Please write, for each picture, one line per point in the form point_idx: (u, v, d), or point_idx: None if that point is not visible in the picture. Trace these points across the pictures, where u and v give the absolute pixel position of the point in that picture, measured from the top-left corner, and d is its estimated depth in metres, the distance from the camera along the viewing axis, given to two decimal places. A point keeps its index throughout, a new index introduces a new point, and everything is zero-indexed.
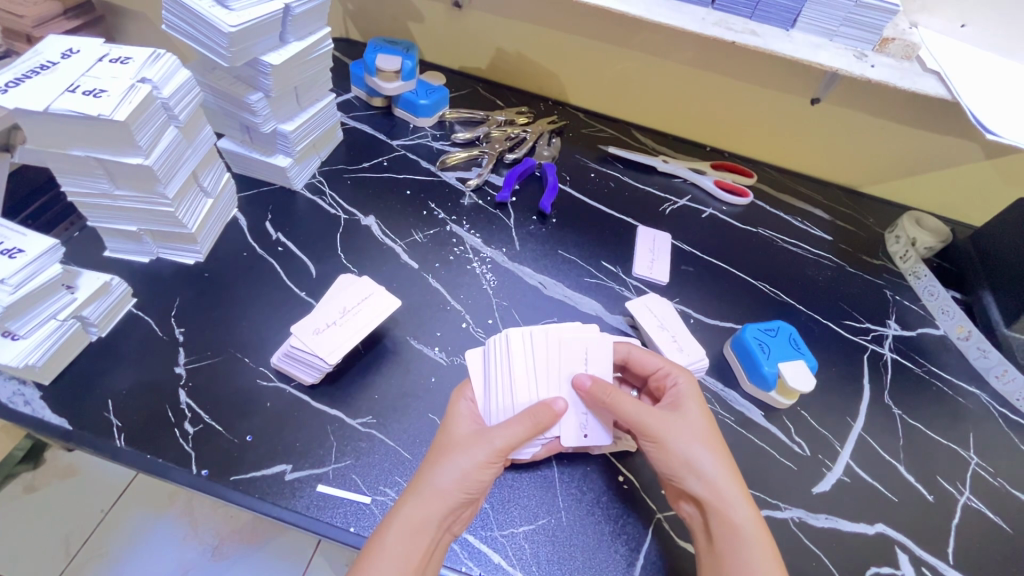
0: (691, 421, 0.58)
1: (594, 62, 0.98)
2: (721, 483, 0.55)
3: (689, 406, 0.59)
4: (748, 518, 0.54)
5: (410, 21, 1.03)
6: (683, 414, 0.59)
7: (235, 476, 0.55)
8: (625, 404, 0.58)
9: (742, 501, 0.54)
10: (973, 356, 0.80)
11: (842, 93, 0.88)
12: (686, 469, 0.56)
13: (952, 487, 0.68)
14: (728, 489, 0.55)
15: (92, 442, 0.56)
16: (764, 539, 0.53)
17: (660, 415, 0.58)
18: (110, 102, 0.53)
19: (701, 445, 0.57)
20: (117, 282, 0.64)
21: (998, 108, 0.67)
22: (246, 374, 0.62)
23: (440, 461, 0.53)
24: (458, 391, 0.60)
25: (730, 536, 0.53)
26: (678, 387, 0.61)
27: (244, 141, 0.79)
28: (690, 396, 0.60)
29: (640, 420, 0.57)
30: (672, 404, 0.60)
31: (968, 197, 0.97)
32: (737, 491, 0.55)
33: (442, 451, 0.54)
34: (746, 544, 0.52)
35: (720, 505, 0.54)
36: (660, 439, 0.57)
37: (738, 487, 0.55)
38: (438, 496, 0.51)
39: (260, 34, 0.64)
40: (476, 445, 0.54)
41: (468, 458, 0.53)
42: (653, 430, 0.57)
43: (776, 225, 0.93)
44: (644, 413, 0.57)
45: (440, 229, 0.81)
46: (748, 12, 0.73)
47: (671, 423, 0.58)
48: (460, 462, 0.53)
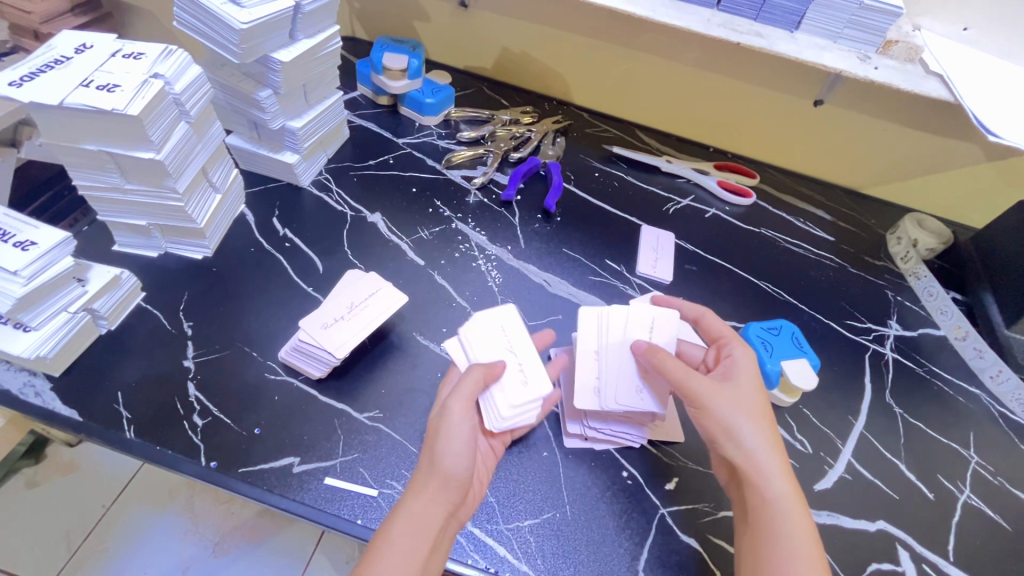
0: (740, 393, 0.58)
1: (598, 62, 0.98)
2: (762, 454, 0.55)
3: (739, 378, 0.60)
4: (784, 492, 0.54)
5: (416, 21, 1.04)
6: (734, 385, 0.59)
7: (243, 468, 0.56)
8: (677, 365, 0.59)
9: (778, 475, 0.54)
10: (969, 356, 0.81)
11: (845, 94, 0.89)
12: (727, 437, 0.56)
13: (952, 485, 0.68)
14: (768, 462, 0.55)
15: (101, 434, 0.57)
16: (800, 514, 0.52)
17: (709, 382, 0.59)
18: (124, 96, 0.54)
19: (744, 415, 0.57)
20: (127, 275, 0.64)
21: (998, 109, 0.68)
22: (254, 367, 0.63)
23: (434, 449, 0.54)
24: (444, 381, 0.61)
25: (764, 505, 0.53)
26: (733, 358, 0.62)
27: (252, 138, 0.80)
28: (745, 368, 0.61)
29: (688, 382, 0.58)
30: (723, 373, 0.61)
31: (970, 199, 0.97)
32: (777, 464, 0.55)
33: (433, 436, 0.55)
34: (784, 516, 0.52)
35: (756, 475, 0.54)
36: (705, 405, 0.58)
37: (780, 462, 0.55)
38: (440, 481, 0.52)
39: (271, 30, 0.65)
40: (457, 421, 0.54)
41: (455, 438, 0.53)
42: (701, 394, 0.58)
43: (777, 225, 0.94)
44: (693, 377, 0.59)
45: (446, 226, 0.82)
46: (753, 14, 0.74)
47: (719, 390, 0.58)
48: (453, 444, 0.53)
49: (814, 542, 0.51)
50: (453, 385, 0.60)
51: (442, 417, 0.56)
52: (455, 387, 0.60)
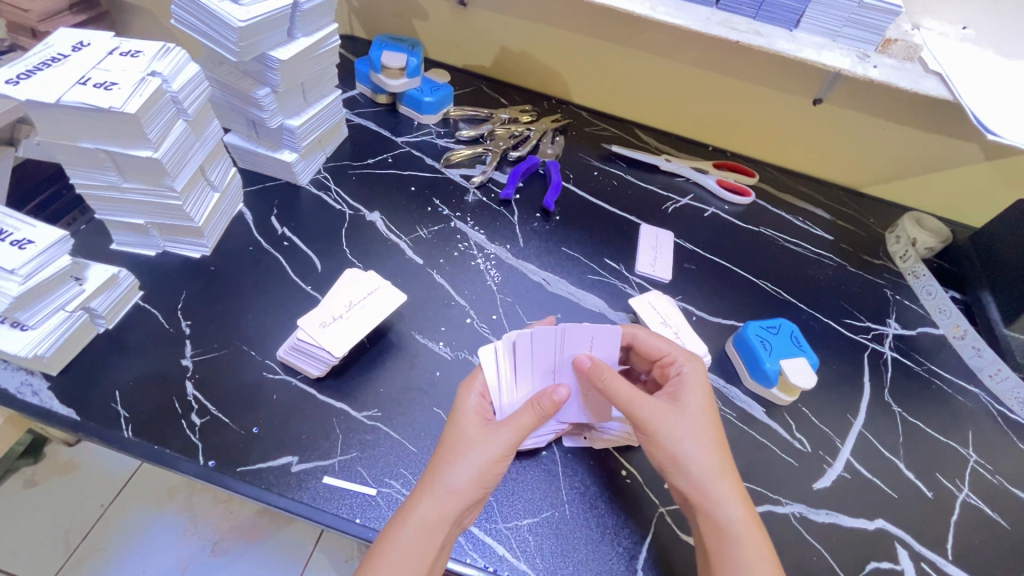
0: (691, 416, 0.58)
1: (597, 61, 0.98)
2: (713, 481, 0.55)
3: (689, 399, 0.59)
4: (738, 518, 0.53)
5: (415, 19, 1.03)
6: (683, 407, 0.58)
7: (242, 467, 0.56)
8: (623, 390, 0.58)
9: (731, 501, 0.54)
10: (968, 355, 0.81)
11: (844, 93, 0.89)
12: (676, 465, 0.56)
13: (951, 484, 0.68)
14: (720, 489, 0.55)
15: (99, 433, 0.56)
16: (754, 541, 0.53)
17: (656, 407, 0.58)
18: (121, 94, 0.54)
19: (693, 441, 0.56)
20: (125, 274, 0.64)
21: (998, 107, 0.68)
22: (253, 367, 0.63)
23: (453, 459, 0.53)
24: (466, 386, 0.60)
25: (718, 536, 0.53)
26: (682, 376, 0.62)
27: (251, 137, 0.79)
28: (694, 387, 0.60)
29: (636, 409, 0.57)
30: (672, 394, 0.60)
31: (968, 198, 0.97)
32: (727, 490, 0.55)
33: (453, 449, 0.54)
34: (736, 545, 0.52)
35: (708, 505, 0.54)
36: (653, 432, 0.57)
37: (730, 486, 0.55)
38: (458, 492, 0.51)
39: (269, 29, 0.65)
40: (488, 440, 0.54)
41: (483, 454, 0.53)
42: (648, 422, 0.57)
43: (776, 224, 0.94)
44: (639, 403, 0.57)
45: (445, 225, 0.82)
46: (752, 12, 0.74)
47: (668, 415, 0.58)
48: (475, 458, 0.53)
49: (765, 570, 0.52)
50: (478, 390, 0.60)
51: (470, 432, 0.55)
52: (479, 395, 0.59)
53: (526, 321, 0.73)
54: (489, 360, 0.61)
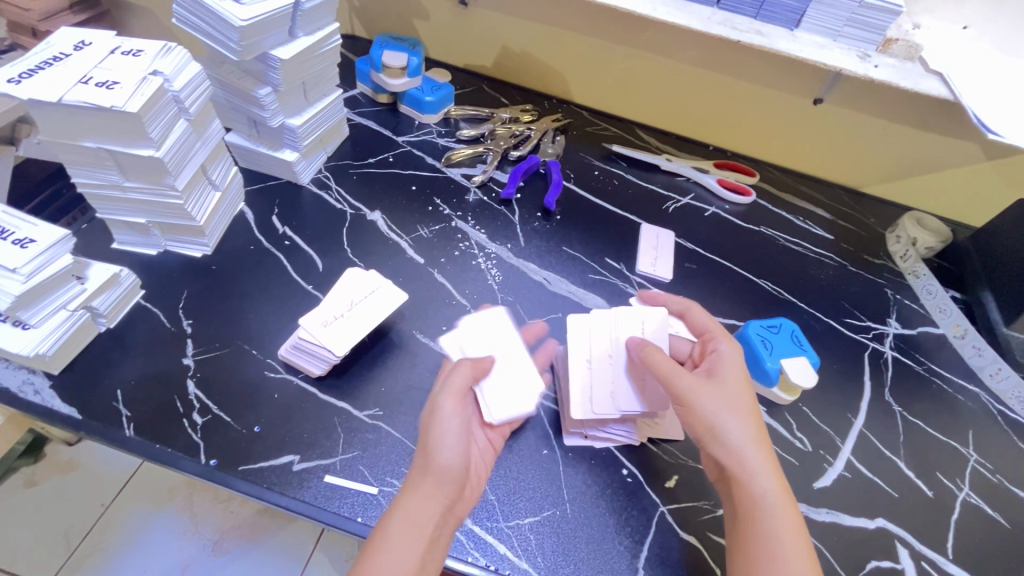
0: (729, 392, 0.59)
1: (597, 61, 0.98)
2: (748, 452, 0.55)
3: (727, 376, 0.60)
4: (772, 488, 0.54)
5: (415, 19, 1.03)
6: (721, 382, 0.59)
7: (243, 466, 0.56)
8: (664, 362, 0.59)
9: (766, 471, 0.55)
10: (968, 355, 0.81)
11: (845, 93, 0.89)
12: (713, 434, 0.57)
13: (951, 483, 0.68)
14: (755, 459, 0.55)
15: (101, 432, 0.56)
16: (789, 512, 0.53)
17: (694, 379, 0.59)
18: (123, 93, 0.54)
19: (730, 413, 0.57)
20: (126, 273, 0.64)
21: (998, 107, 0.68)
22: (253, 366, 0.63)
23: (423, 444, 0.54)
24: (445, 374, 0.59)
25: (752, 505, 0.53)
26: (719, 353, 0.62)
27: (252, 136, 0.79)
28: (731, 365, 0.61)
29: (674, 382, 0.58)
30: (709, 371, 0.61)
31: (969, 198, 0.97)
32: (763, 460, 0.55)
33: (435, 434, 0.54)
34: (771, 512, 0.53)
35: (744, 474, 0.54)
36: (690, 403, 0.58)
37: (766, 458, 0.56)
38: (432, 471, 0.52)
39: (270, 28, 0.65)
40: (442, 412, 0.55)
41: (465, 437, 0.54)
42: (685, 393, 0.58)
43: (777, 223, 0.94)
44: (679, 375, 0.59)
45: (446, 224, 0.82)
46: (753, 12, 0.74)
47: (704, 388, 0.59)
48: (440, 438, 0.54)
49: (800, 539, 0.52)
50: (442, 377, 0.60)
51: (430, 411, 0.56)
52: (443, 380, 0.60)
53: (527, 320, 0.73)
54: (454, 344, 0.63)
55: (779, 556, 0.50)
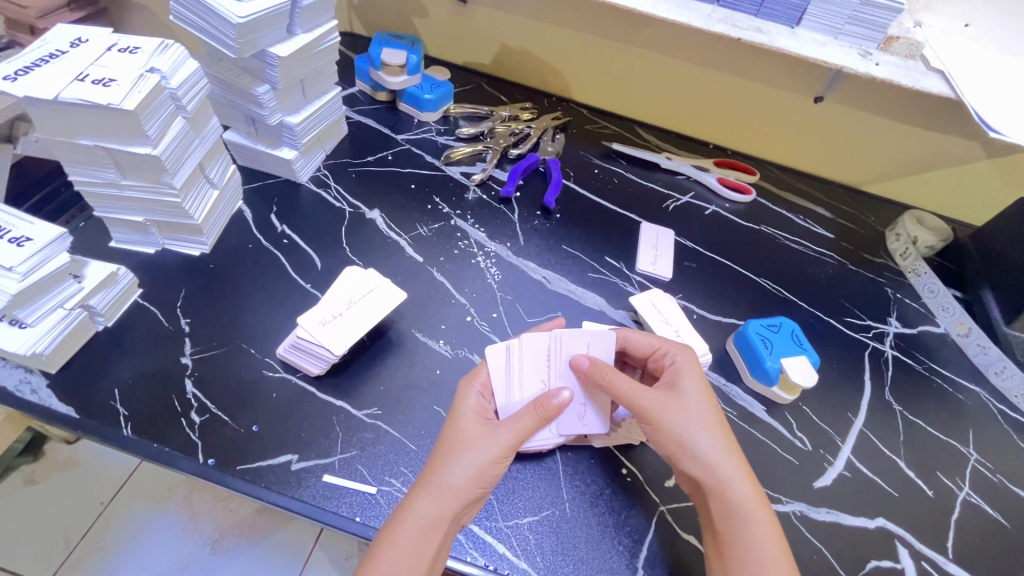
0: (693, 403, 0.58)
1: (597, 58, 0.98)
2: (721, 464, 0.55)
3: (687, 385, 0.59)
4: (748, 497, 0.54)
5: (415, 16, 1.03)
6: (683, 394, 0.59)
7: (241, 466, 0.56)
8: (623, 383, 0.58)
9: (740, 480, 0.55)
10: (973, 352, 0.81)
11: (845, 91, 0.89)
12: (682, 450, 0.56)
13: (951, 482, 0.68)
14: (729, 470, 0.55)
15: (99, 431, 0.56)
16: (765, 517, 0.53)
17: (656, 396, 0.58)
18: (120, 90, 0.53)
19: (699, 427, 0.57)
20: (124, 272, 0.64)
21: (999, 105, 0.68)
22: (252, 365, 0.62)
23: (451, 457, 0.53)
24: (467, 382, 0.59)
25: (730, 519, 0.53)
26: (677, 366, 0.61)
27: (250, 134, 0.79)
28: (690, 375, 0.60)
29: (638, 400, 0.58)
30: (669, 384, 0.60)
31: (969, 197, 0.97)
32: (736, 470, 0.55)
33: (452, 448, 0.54)
34: (748, 522, 0.53)
35: (719, 487, 0.54)
36: (656, 420, 0.57)
37: (738, 467, 0.55)
38: (458, 489, 0.51)
39: (268, 25, 0.64)
40: (489, 439, 0.54)
41: (481, 454, 0.53)
42: (650, 410, 0.57)
43: (777, 222, 0.94)
44: (641, 393, 0.58)
45: (445, 222, 0.82)
46: (753, 10, 0.74)
47: (668, 403, 0.58)
48: (471, 458, 0.53)
49: (780, 544, 0.52)
50: (478, 388, 0.59)
51: (471, 430, 0.55)
52: (479, 393, 0.59)
53: (526, 319, 0.73)
54: (495, 358, 0.60)
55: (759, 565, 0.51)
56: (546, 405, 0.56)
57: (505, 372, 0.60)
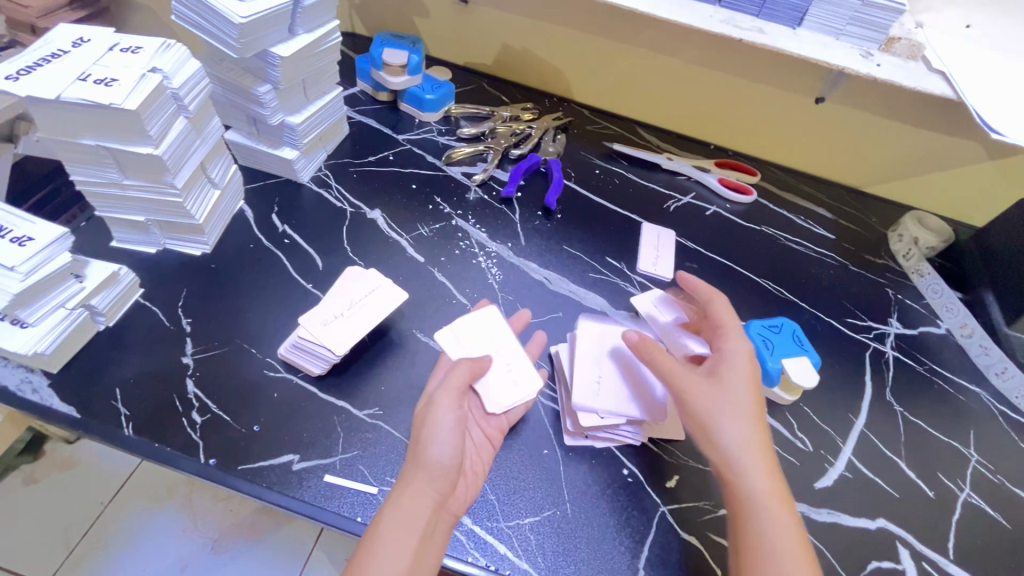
0: (728, 389, 0.58)
1: (598, 59, 0.98)
2: (745, 453, 0.55)
3: (728, 373, 0.59)
4: (763, 489, 0.53)
5: (415, 16, 1.03)
6: (722, 380, 0.59)
7: (242, 466, 0.56)
8: (666, 362, 0.61)
9: (758, 473, 0.54)
10: (975, 353, 0.81)
11: (846, 91, 0.89)
12: (706, 434, 0.57)
13: (952, 483, 0.68)
14: (748, 460, 0.55)
15: (100, 431, 0.56)
16: (780, 512, 0.53)
17: (694, 378, 0.59)
18: (122, 90, 0.53)
19: (728, 414, 0.57)
20: (125, 271, 0.64)
21: (1000, 105, 0.68)
22: (253, 365, 0.62)
23: (425, 435, 0.54)
24: (434, 370, 0.62)
25: (745, 506, 0.53)
26: (724, 351, 0.62)
27: (251, 134, 0.79)
28: (736, 362, 0.60)
29: (674, 379, 0.59)
30: (712, 369, 0.61)
31: (970, 198, 0.97)
32: (756, 462, 0.55)
33: (423, 424, 0.55)
34: (761, 513, 0.52)
35: (735, 475, 0.55)
36: (687, 402, 0.58)
37: (760, 460, 0.55)
38: (419, 463, 0.52)
39: (270, 25, 0.64)
40: (435, 403, 0.55)
41: (450, 424, 0.54)
42: (684, 391, 0.59)
43: (778, 223, 0.94)
44: (678, 374, 0.60)
45: (446, 222, 0.82)
46: (755, 10, 0.74)
47: (703, 387, 0.59)
48: (441, 430, 0.54)
49: (794, 540, 0.51)
50: (440, 374, 0.62)
51: (438, 404, 0.56)
52: (441, 377, 0.61)
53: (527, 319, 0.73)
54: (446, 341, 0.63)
55: (771, 556, 0.50)
56: (480, 362, 0.60)
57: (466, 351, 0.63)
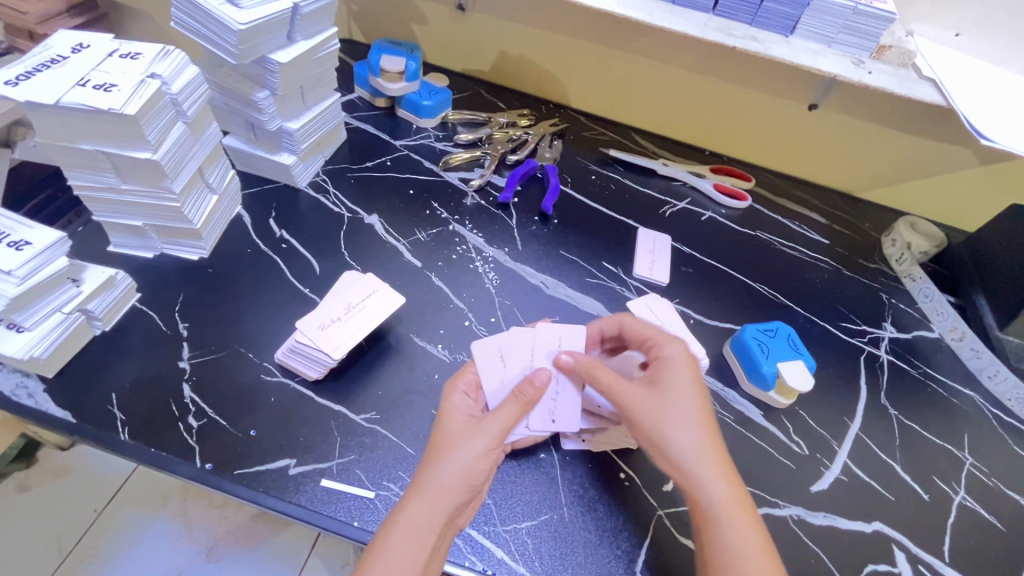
0: (670, 398, 0.57)
1: (594, 66, 0.99)
2: (699, 462, 0.54)
3: (669, 379, 0.58)
4: (721, 499, 0.53)
5: (414, 23, 1.04)
6: (663, 388, 0.58)
7: (238, 471, 0.55)
8: (605, 376, 0.59)
9: (715, 480, 0.54)
10: (967, 356, 0.81)
11: (839, 98, 0.90)
12: (656, 449, 0.56)
13: (947, 486, 0.68)
14: (702, 470, 0.54)
15: (94, 436, 0.56)
16: (744, 521, 0.52)
17: (633, 390, 0.58)
18: (121, 96, 0.53)
19: (676, 427, 0.55)
20: (122, 276, 0.64)
21: (988, 112, 0.69)
22: (250, 370, 0.62)
23: (441, 456, 0.53)
24: (452, 383, 0.59)
25: (704, 519, 0.53)
26: (665, 357, 0.61)
27: (249, 139, 0.79)
28: (677, 368, 0.59)
29: (619, 393, 0.58)
30: (653, 379, 0.60)
31: (962, 203, 0.98)
32: (710, 470, 0.54)
33: (441, 448, 0.54)
34: (721, 526, 0.52)
35: (691, 487, 0.54)
36: (631, 417, 0.57)
37: (715, 466, 0.54)
38: (446, 487, 0.51)
39: (268, 32, 0.65)
40: (474, 434, 0.54)
41: (469, 449, 0.53)
42: (628, 405, 0.57)
43: (773, 228, 0.95)
44: (620, 387, 0.58)
45: (443, 228, 0.82)
46: (748, 18, 0.75)
47: (643, 397, 0.57)
48: (461, 455, 0.53)
49: (761, 552, 0.50)
50: (464, 388, 0.60)
51: (456, 428, 0.55)
52: (465, 392, 0.59)
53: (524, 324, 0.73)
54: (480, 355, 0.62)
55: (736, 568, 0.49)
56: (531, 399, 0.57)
57: (492, 370, 0.61)
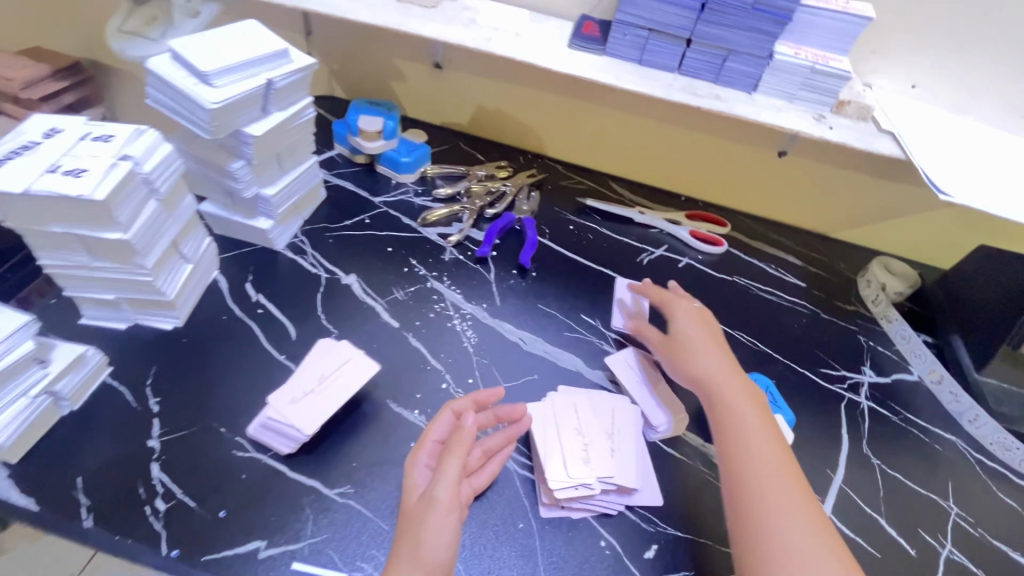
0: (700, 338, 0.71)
1: (570, 119, 1.02)
2: (723, 376, 0.66)
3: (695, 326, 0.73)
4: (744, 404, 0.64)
5: (392, 81, 1.07)
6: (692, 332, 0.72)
7: (206, 556, 0.54)
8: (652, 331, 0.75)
9: (738, 390, 0.65)
10: (946, 400, 0.82)
11: (806, 146, 0.93)
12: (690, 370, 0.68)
13: (934, 539, 0.68)
14: (727, 381, 0.66)
15: (57, 524, 0.54)
16: (761, 419, 0.62)
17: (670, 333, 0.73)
18: (91, 181, 0.54)
19: (706, 352, 0.69)
20: (93, 351, 0.63)
21: (947, 164, 0.71)
22: (221, 446, 0.61)
23: (414, 535, 0.50)
24: (411, 458, 0.56)
25: (728, 416, 0.63)
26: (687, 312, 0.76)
27: (226, 205, 0.80)
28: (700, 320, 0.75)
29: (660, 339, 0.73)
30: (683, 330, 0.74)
31: (933, 242, 1.00)
32: (735, 383, 0.66)
33: (410, 526, 0.52)
34: (744, 422, 0.62)
35: (718, 393, 0.65)
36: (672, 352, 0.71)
37: (737, 380, 0.66)
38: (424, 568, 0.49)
39: (242, 108, 0.66)
40: (430, 507, 0.51)
41: (433, 524, 0.50)
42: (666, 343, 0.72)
43: (750, 273, 0.96)
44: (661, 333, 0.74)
45: (421, 285, 0.83)
46: (712, 77, 0.78)
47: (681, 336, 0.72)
48: (428, 531, 0.50)
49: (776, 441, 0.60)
50: (427, 459, 0.57)
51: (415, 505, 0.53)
52: (427, 463, 0.56)
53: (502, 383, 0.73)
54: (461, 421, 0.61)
55: (764, 472, 0.57)
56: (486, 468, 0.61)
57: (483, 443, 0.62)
